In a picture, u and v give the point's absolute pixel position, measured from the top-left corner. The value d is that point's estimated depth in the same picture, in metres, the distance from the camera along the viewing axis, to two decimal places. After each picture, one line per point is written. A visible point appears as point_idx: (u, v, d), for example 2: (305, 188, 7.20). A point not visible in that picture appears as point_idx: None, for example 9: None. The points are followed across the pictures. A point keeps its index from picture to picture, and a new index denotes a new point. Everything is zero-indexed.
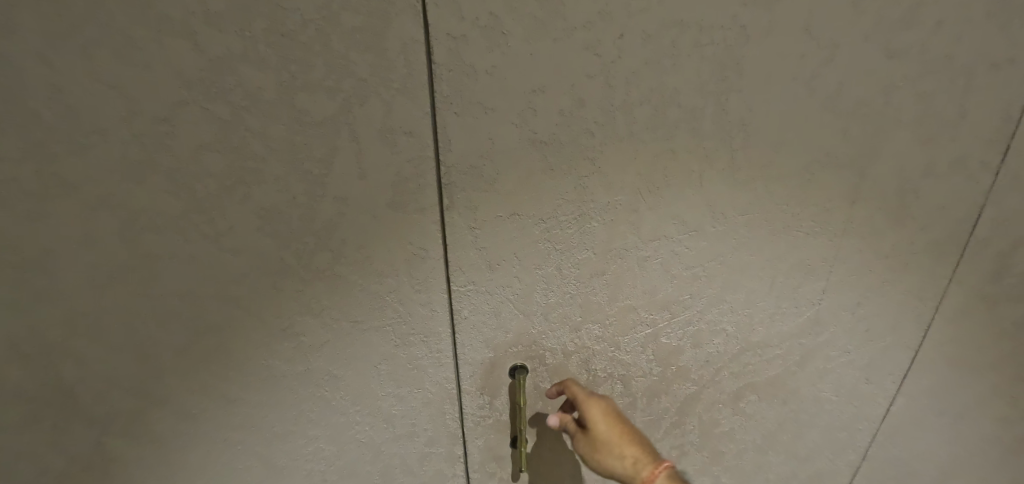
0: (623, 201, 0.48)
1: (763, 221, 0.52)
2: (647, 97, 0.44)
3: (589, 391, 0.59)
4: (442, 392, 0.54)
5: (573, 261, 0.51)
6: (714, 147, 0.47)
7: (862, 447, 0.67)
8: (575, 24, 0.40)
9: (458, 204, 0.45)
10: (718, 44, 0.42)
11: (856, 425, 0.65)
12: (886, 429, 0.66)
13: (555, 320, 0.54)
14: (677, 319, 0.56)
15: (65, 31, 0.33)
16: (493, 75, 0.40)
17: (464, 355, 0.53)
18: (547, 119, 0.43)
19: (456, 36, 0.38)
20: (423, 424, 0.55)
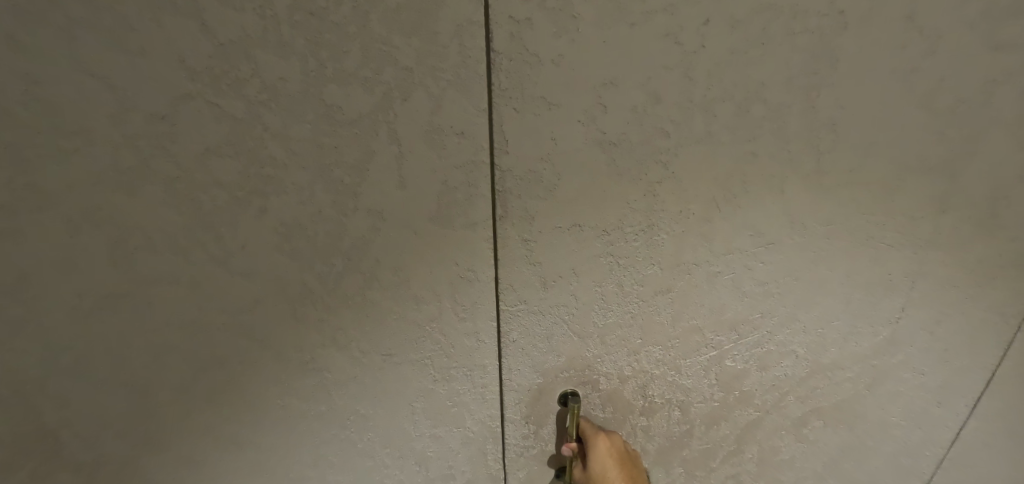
0: (697, 210, 0.43)
1: (842, 229, 0.46)
2: (729, 94, 0.38)
3: (643, 420, 0.53)
4: (484, 431, 0.48)
5: (636, 278, 0.45)
6: (797, 148, 0.42)
7: (928, 476, 0.62)
8: (656, 6, 0.34)
9: (513, 213, 0.39)
10: (810, 31, 0.37)
11: (924, 451, 0.60)
12: (952, 456, 0.61)
13: (614, 344, 0.47)
14: (743, 339, 0.50)
15: (45, 12, 0.28)
16: (558, 66, 0.34)
17: (510, 383, 0.46)
18: (618, 116, 0.37)
19: (519, 19, 0.32)
20: (462, 466, 0.50)
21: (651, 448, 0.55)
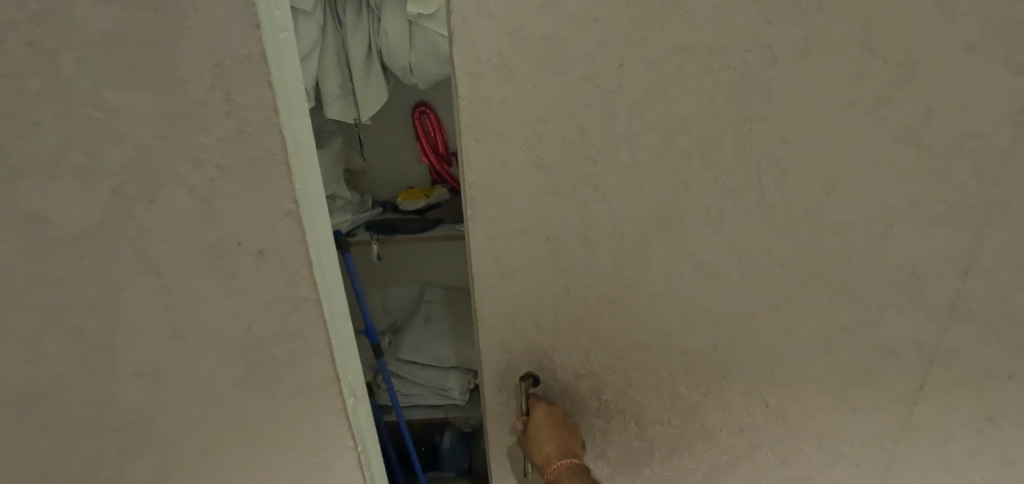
0: (631, 232, 0.61)
1: (770, 252, 0.61)
2: (654, 123, 0.55)
3: (596, 420, 0.74)
4: None
5: (579, 281, 0.64)
6: (730, 180, 0.57)
7: None
8: (575, 58, 0.52)
9: (478, 216, 0.61)
10: (717, 72, 0.52)
11: None
12: None
13: (563, 316, 0.67)
14: (686, 342, 0.67)
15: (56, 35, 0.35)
16: (503, 105, 0.54)
17: (484, 338, 0.69)
18: (552, 138, 0.56)
19: (473, 73, 0.53)
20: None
21: (611, 452, 0.77)
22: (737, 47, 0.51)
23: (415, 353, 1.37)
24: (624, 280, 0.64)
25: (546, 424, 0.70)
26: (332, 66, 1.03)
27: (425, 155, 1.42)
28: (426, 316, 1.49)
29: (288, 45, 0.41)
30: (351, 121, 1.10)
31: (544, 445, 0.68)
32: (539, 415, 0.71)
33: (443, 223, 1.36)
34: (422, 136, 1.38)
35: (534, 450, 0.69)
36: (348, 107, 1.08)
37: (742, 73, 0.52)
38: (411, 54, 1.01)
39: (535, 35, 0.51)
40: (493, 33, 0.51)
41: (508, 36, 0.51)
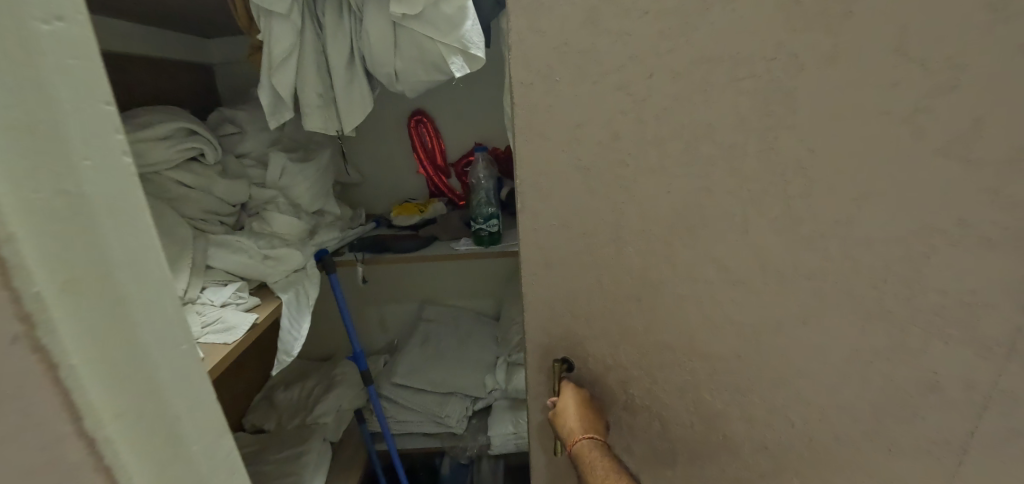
0: (658, 233, 0.64)
1: (797, 268, 0.59)
2: (682, 129, 0.58)
3: (623, 413, 0.77)
4: None
5: (610, 276, 0.68)
6: (754, 189, 0.58)
7: None
8: (610, 70, 0.58)
9: (528, 209, 0.67)
10: (740, 80, 0.54)
11: None
12: None
13: (597, 309, 0.71)
14: (709, 350, 0.67)
15: None
16: (550, 111, 0.61)
17: (529, 321, 0.75)
18: (590, 143, 0.62)
19: (524, 84, 0.61)
20: None
21: (636, 447, 0.78)
22: (765, 55, 0.53)
23: (410, 378, 1.65)
24: (658, 279, 0.66)
25: (574, 405, 0.75)
26: (314, 74, 1.11)
27: (423, 168, 1.69)
28: (423, 336, 1.78)
29: (63, 44, 0.29)
30: (334, 132, 1.19)
31: (568, 421, 0.74)
32: (570, 395, 0.76)
33: (437, 240, 1.53)
34: (418, 145, 1.66)
35: (560, 424, 0.75)
36: (328, 119, 1.17)
37: (767, 81, 0.53)
38: (397, 59, 1.07)
39: (576, 49, 0.58)
40: (543, 48, 0.59)
41: (555, 50, 0.59)
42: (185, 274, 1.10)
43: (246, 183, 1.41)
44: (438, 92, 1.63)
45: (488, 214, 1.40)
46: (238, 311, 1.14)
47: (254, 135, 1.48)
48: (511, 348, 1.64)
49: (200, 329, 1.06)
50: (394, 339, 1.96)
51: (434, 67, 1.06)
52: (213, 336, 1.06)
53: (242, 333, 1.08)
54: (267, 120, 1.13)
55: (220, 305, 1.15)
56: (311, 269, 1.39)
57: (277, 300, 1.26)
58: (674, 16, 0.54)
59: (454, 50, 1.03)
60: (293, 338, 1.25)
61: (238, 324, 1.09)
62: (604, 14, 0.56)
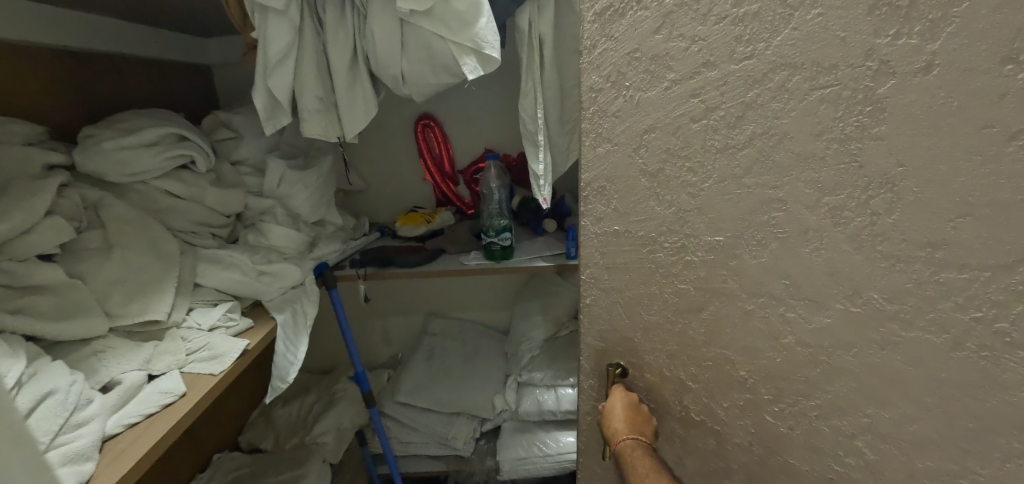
0: (722, 241, 0.63)
1: (879, 290, 0.52)
2: (753, 138, 0.57)
3: (675, 426, 0.78)
4: None
5: (672, 286, 0.71)
6: (833, 203, 0.53)
7: None
8: (682, 76, 0.60)
9: (591, 211, 0.75)
10: (822, 88, 0.51)
11: None
12: None
13: (657, 315, 0.74)
14: (773, 369, 0.64)
15: None
16: (617, 116, 0.68)
17: (590, 310, 0.82)
18: (654, 151, 0.65)
19: (595, 86, 0.69)
20: None
21: (687, 461, 0.78)
22: (845, 63, 0.49)
23: (416, 396, 1.61)
24: (727, 292, 0.65)
25: (620, 408, 0.79)
26: (314, 76, 1.02)
27: (429, 174, 1.65)
28: (429, 351, 1.75)
29: None
30: (335, 139, 1.11)
31: (614, 423, 0.78)
32: (618, 398, 0.80)
33: (444, 252, 1.45)
34: (425, 150, 1.62)
35: (608, 426, 0.79)
36: (328, 125, 1.09)
37: (852, 90, 0.49)
38: (404, 60, 1.00)
39: (644, 58, 0.63)
40: (615, 52, 0.66)
41: (627, 57, 0.65)
42: (172, 294, 0.99)
43: (243, 192, 1.32)
44: (446, 98, 1.58)
45: (499, 228, 1.32)
46: (228, 336, 1.03)
47: (251, 141, 1.43)
48: (521, 368, 1.58)
49: (185, 356, 0.95)
50: (398, 353, 1.90)
51: (444, 68, 1.00)
52: (199, 365, 0.95)
53: (232, 360, 0.97)
54: (263, 127, 1.04)
55: (207, 330, 1.03)
56: (310, 285, 1.29)
57: (272, 322, 1.15)
58: (755, 19, 0.54)
59: (468, 50, 0.96)
60: (288, 361, 1.15)
61: (227, 350, 0.99)
62: (680, 20, 0.59)
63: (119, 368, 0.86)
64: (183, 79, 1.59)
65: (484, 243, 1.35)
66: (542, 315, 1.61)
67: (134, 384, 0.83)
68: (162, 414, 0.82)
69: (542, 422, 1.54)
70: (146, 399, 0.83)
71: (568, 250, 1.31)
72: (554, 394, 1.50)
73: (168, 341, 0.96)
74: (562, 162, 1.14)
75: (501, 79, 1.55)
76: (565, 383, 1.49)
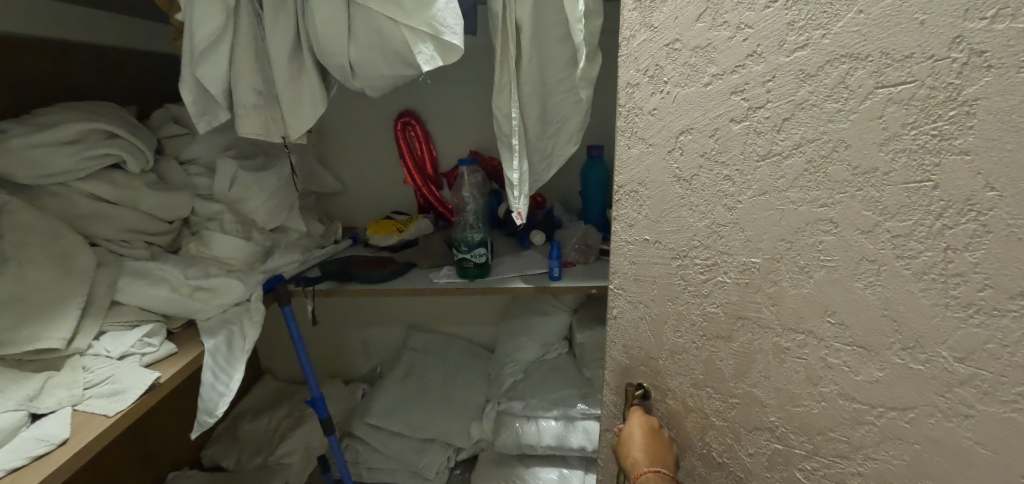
0: (760, 264, 0.52)
1: (948, 345, 0.37)
2: (801, 145, 0.45)
3: (697, 463, 0.66)
4: None
5: (703, 309, 0.60)
6: (897, 230, 0.40)
7: None
8: (727, 69, 0.51)
9: (625, 216, 0.70)
10: (892, 87, 0.38)
11: None
12: None
13: (688, 343, 0.64)
14: (810, 421, 0.50)
15: None
16: (654, 114, 0.62)
17: (619, 319, 0.76)
18: (691, 154, 0.58)
19: (629, 83, 0.65)
20: None
21: None
22: (921, 53, 0.36)
23: (385, 418, 1.47)
24: (755, 323, 0.54)
25: (641, 430, 0.69)
26: (250, 69, 0.92)
27: (410, 177, 1.48)
28: (407, 368, 1.59)
29: None
30: (278, 139, 1.01)
31: (634, 450, 0.67)
32: (639, 418, 0.71)
33: (414, 267, 1.31)
34: (406, 149, 1.46)
35: (625, 452, 0.68)
36: (268, 123, 0.99)
37: (932, 88, 0.36)
38: (351, 48, 0.87)
39: (678, 57, 0.57)
40: (652, 42, 0.61)
41: (665, 48, 0.59)
42: (72, 319, 0.87)
43: (189, 195, 1.17)
44: (426, 92, 1.42)
45: (473, 244, 1.18)
46: (139, 366, 0.88)
47: (204, 140, 1.25)
48: (501, 394, 1.43)
49: (82, 391, 0.81)
50: (377, 367, 1.75)
51: (399, 58, 0.87)
52: (93, 403, 0.80)
53: (134, 398, 0.82)
54: (195, 124, 0.96)
55: (117, 357, 0.89)
56: (254, 302, 1.12)
57: (198, 349, 0.99)
58: (809, 2, 0.43)
59: (424, 36, 0.82)
60: (218, 392, 0.99)
61: (130, 385, 0.83)
62: (725, 6, 0.51)
63: None
64: (160, 68, 1.48)
65: (456, 258, 1.21)
66: (529, 336, 1.46)
67: (7, 428, 0.70)
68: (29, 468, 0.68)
69: (524, 455, 1.40)
70: (18, 448, 0.69)
71: (552, 270, 1.17)
72: (535, 427, 1.36)
73: (66, 372, 0.83)
74: (543, 167, 1.02)
75: (483, 75, 1.40)
76: (549, 414, 1.34)
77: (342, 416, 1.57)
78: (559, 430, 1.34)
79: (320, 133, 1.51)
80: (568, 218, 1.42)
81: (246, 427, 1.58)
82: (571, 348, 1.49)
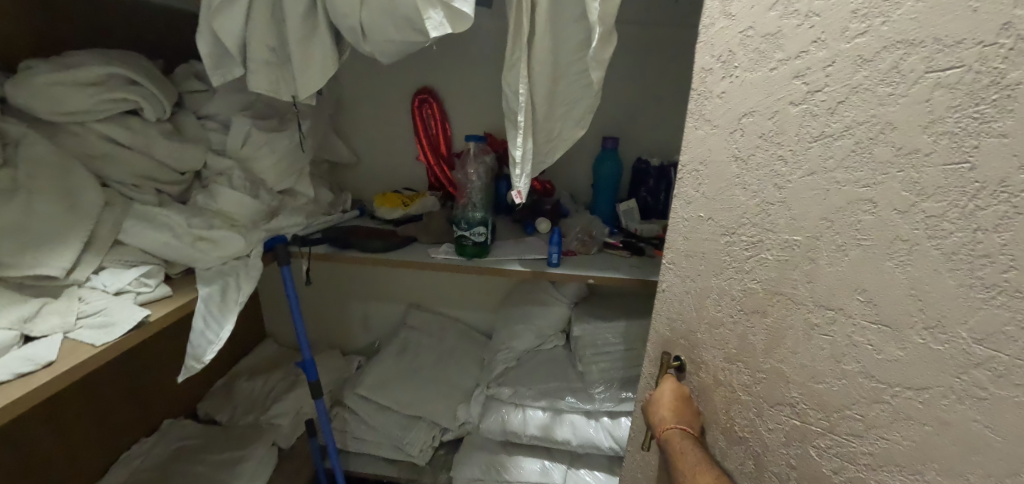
0: (801, 242, 0.53)
1: (969, 326, 0.37)
2: (851, 127, 0.46)
3: (720, 437, 0.71)
4: None
5: (739, 285, 0.64)
6: (932, 211, 0.40)
7: None
8: (790, 55, 0.53)
9: (683, 194, 0.73)
10: (941, 71, 0.38)
11: None
12: None
13: (724, 320, 0.67)
14: (828, 398, 0.51)
15: None
16: (722, 98, 0.63)
17: (668, 292, 0.79)
18: (749, 137, 0.59)
19: (704, 69, 0.67)
20: None
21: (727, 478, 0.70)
22: (971, 39, 0.36)
23: (375, 393, 1.46)
24: (790, 298, 0.55)
25: (667, 397, 0.77)
26: (266, 25, 0.93)
27: (423, 154, 1.48)
28: (402, 346, 1.59)
29: None
30: (287, 98, 1.02)
31: (661, 414, 0.76)
32: (668, 387, 0.78)
33: (415, 242, 1.31)
34: (421, 128, 1.46)
35: (653, 415, 0.77)
36: (278, 81, 1.00)
37: (978, 72, 0.36)
38: (363, 11, 0.88)
39: (748, 48, 0.58)
40: (727, 30, 0.62)
41: (740, 35, 0.60)
42: (75, 251, 0.87)
43: (202, 148, 1.16)
44: (446, 70, 1.42)
45: (473, 222, 1.17)
46: (132, 303, 0.88)
47: (223, 96, 1.24)
48: (492, 379, 1.43)
49: (74, 320, 0.81)
50: (377, 341, 1.74)
51: (409, 24, 0.87)
52: (85, 332, 0.80)
53: (122, 331, 0.81)
54: (209, 76, 0.97)
55: (113, 293, 0.89)
56: (254, 259, 1.12)
57: (192, 295, 0.99)
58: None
59: (433, 2, 0.82)
60: (207, 340, 0.98)
61: (121, 320, 0.83)
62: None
63: None
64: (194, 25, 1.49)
65: (456, 236, 1.21)
66: (526, 325, 1.44)
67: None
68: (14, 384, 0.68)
69: (509, 443, 1.40)
70: (4, 364, 0.69)
71: (552, 256, 1.15)
72: (522, 415, 1.34)
73: (62, 301, 0.84)
74: (547, 150, 1.02)
75: (498, 59, 1.39)
76: (538, 404, 1.33)
77: (333, 386, 1.58)
78: (545, 421, 1.33)
79: (338, 103, 1.51)
80: (575, 208, 1.42)
81: (242, 386, 1.59)
82: (568, 341, 1.47)
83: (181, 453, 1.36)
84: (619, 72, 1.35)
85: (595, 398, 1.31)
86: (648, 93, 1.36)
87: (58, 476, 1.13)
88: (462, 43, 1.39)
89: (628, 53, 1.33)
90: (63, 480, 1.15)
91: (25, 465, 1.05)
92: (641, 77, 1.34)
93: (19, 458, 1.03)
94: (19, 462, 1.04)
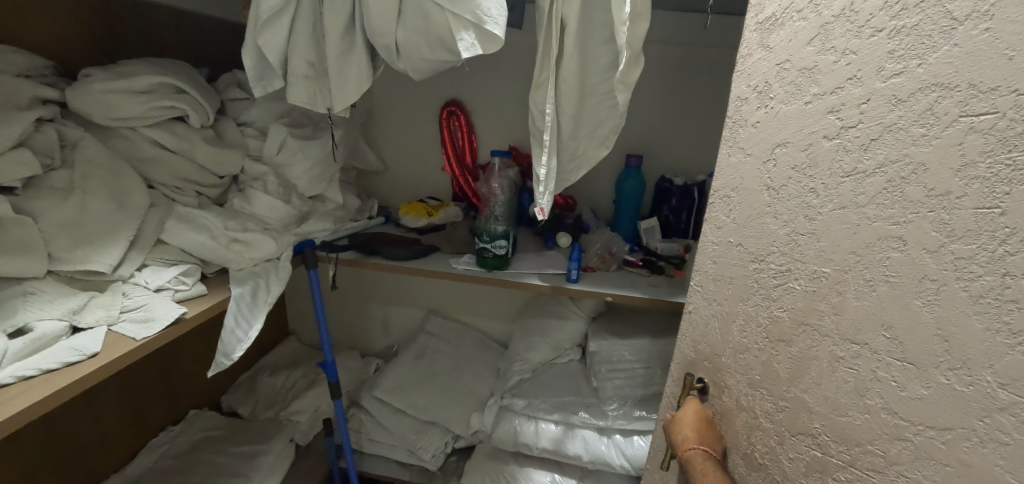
0: (828, 275, 0.53)
1: (994, 370, 0.37)
2: (885, 165, 0.46)
3: (740, 462, 0.70)
4: None
5: (766, 312, 0.64)
6: (961, 253, 0.39)
7: None
8: (826, 90, 0.54)
9: (712, 219, 0.77)
10: (976, 116, 0.38)
11: None
12: None
13: (750, 345, 0.68)
14: (851, 432, 0.51)
15: None
16: (755, 127, 0.66)
17: (694, 313, 0.83)
18: (783, 167, 0.61)
19: (738, 98, 0.70)
20: None
21: None
22: (1006, 86, 0.36)
23: (391, 395, 1.49)
24: (815, 330, 0.55)
25: (689, 416, 0.79)
26: (306, 41, 0.98)
27: (449, 165, 1.52)
28: (420, 350, 1.62)
29: None
30: (323, 109, 1.07)
31: (682, 432, 0.77)
32: (691, 407, 0.80)
33: (437, 251, 1.34)
34: (447, 139, 1.50)
35: (676, 434, 0.79)
36: (316, 93, 1.04)
37: (1012, 120, 0.36)
38: (399, 30, 0.92)
39: (783, 81, 0.61)
40: (766, 61, 0.65)
41: (776, 67, 0.62)
42: (122, 248, 0.92)
43: (241, 154, 1.22)
44: (474, 84, 1.46)
45: (494, 234, 1.19)
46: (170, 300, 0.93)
47: (262, 104, 1.30)
48: (506, 390, 1.43)
49: (117, 313, 0.87)
50: (395, 344, 1.78)
51: (441, 43, 0.90)
52: (126, 325, 0.85)
53: (159, 326, 0.86)
54: (251, 88, 1.02)
55: (153, 289, 0.95)
56: (284, 261, 1.17)
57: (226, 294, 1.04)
58: (913, 33, 0.44)
59: (466, 24, 0.85)
60: (237, 338, 1.02)
61: (159, 315, 0.88)
62: (836, 32, 0.53)
63: (37, 314, 0.79)
64: (239, 35, 1.57)
65: (478, 248, 1.23)
66: (542, 337, 1.44)
67: (47, 335, 0.77)
68: (61, 373, 0.73)
69: (520, 454, 1.40)
70: (53, 353, 0.75)
71: (570, 272, 1.17)
72: (534, 427, 1.35)
73: (108, 295, 0.90)
74: (572, 166, 1.04)
75: (525, 75, 1.42)
76: (551, 417, 1.33)
77: (351, 386, 1.62)
78: (557, 434, 1.33)
79: (370, 112, 1.56)
80: (596, 224, 1.43)
81: (265, 381, 1.65)
82: (583, 355, 1.47)
83: (205, 443, 1.42)
84: (645, 90, 1.35)
85: (609, 415, 1.31)
86: (673, 113, 1.36)
87: (90, 457, 1.19)
88: (490, 58, 1.42)
89: (653, 73, 1.34)
90: (96, 462, 1.21)
91: (62, 445, 1.11)
92: (664, 98, 1.35)
93: (58, 438, 1.10)
94: (59, 442, 1.10)
